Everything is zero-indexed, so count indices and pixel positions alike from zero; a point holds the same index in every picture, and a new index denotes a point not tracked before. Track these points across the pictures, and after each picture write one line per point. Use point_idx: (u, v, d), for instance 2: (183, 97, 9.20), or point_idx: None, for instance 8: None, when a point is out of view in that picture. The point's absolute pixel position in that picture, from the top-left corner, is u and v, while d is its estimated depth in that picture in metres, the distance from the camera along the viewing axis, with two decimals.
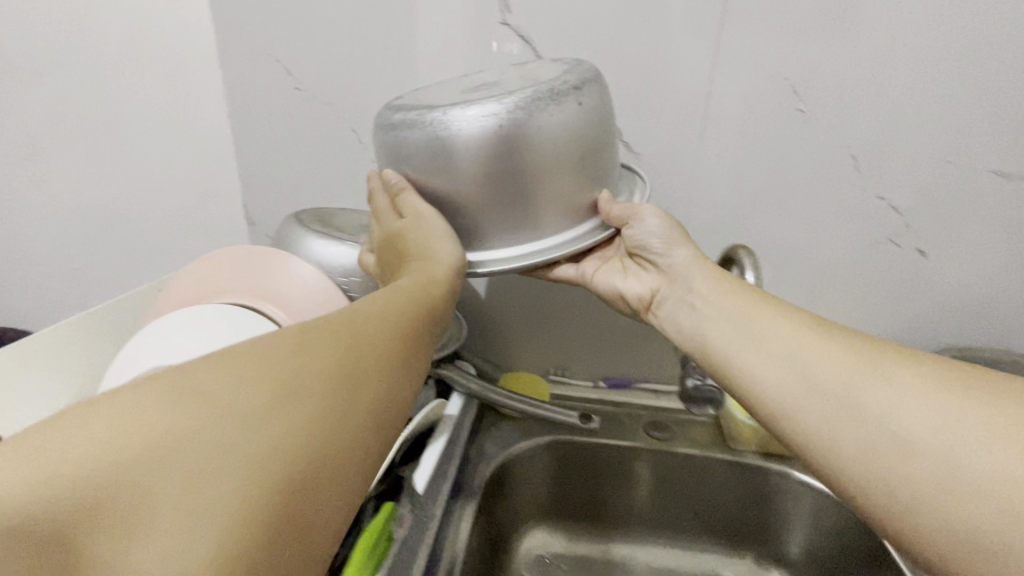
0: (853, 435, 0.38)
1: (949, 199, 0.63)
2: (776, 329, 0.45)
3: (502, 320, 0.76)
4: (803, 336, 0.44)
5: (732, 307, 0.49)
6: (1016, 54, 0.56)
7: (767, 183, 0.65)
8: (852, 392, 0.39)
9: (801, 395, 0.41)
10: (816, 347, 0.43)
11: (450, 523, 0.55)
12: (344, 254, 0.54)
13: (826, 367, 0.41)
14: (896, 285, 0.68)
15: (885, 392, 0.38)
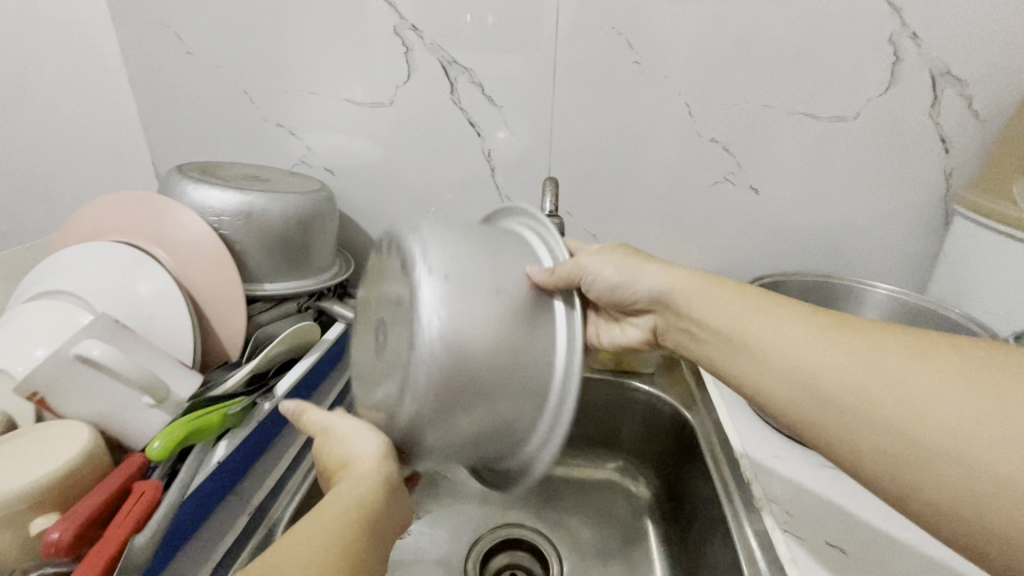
0: (835, 431, 0.36)
1: (778, 147, 0.72)
2: (762, 328, 0.42)
3: None
4: (800, 335, 0.40)
5: (730, 317, 0.45)
6: (854, 16, 0.64)
7: (613, 130, 0.73)
8: (857, 394, 0.36)
9: (814, 395, 0.38)
10: (806, 352, 0.39)
11: None
12: (227, 204, 0.59)
13: (825, 372, 0.37)
14: (737, 223, 0.77)
15: (888, 379, 0.35)
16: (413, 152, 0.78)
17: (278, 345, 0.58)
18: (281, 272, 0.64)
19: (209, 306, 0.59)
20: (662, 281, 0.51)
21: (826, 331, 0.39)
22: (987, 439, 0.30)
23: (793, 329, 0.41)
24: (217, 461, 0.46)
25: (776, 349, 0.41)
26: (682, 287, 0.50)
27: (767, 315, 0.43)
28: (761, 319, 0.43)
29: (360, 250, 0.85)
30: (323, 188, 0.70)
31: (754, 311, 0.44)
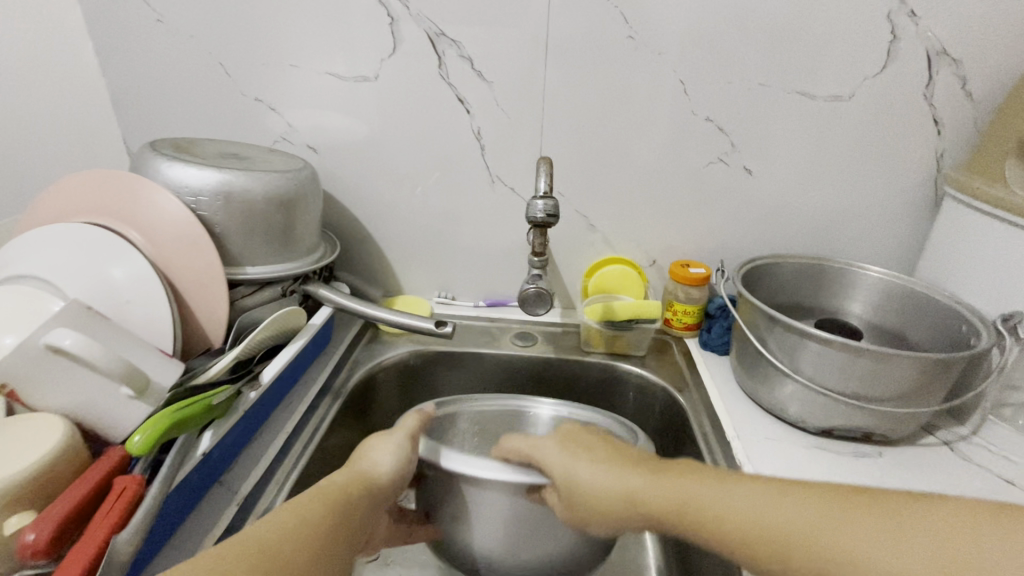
0: None
1: (773, 127, 0.71)
2: (724, 507, 0.38)
3: (472, 361, 0.77)
4: (757, 499, 0.37)
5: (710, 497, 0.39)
6: None
7: (606, 109, 0.72)
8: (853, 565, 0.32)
9: None
10: (776, 525, 0.35)
11: (312, 415, 0.61)
12: (203, 179, 0.56)
13: (810, 542, 0.34)
14: (731, 205, 0.76)
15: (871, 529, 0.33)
16: (400, 130, 0.75)
17: (262, 331, 0.56)
18: (267, 257, 0.61)
19: (189, 290, 0.56)
20: (647, 487, 0.41)
21: (779, 493, 0.37)
22: None
23: (753, 498, 0.37)
24: (203, 453, 0.45)
25: (743, 521, 0.37)
26: (648, 479, 0.42)
27: (730, 487, 0.39)
28: (707, 485, 0.39)
29: (345, 232, 0.83)
30: (305, 166, 0.67)
31: (704, 485, 0.40)
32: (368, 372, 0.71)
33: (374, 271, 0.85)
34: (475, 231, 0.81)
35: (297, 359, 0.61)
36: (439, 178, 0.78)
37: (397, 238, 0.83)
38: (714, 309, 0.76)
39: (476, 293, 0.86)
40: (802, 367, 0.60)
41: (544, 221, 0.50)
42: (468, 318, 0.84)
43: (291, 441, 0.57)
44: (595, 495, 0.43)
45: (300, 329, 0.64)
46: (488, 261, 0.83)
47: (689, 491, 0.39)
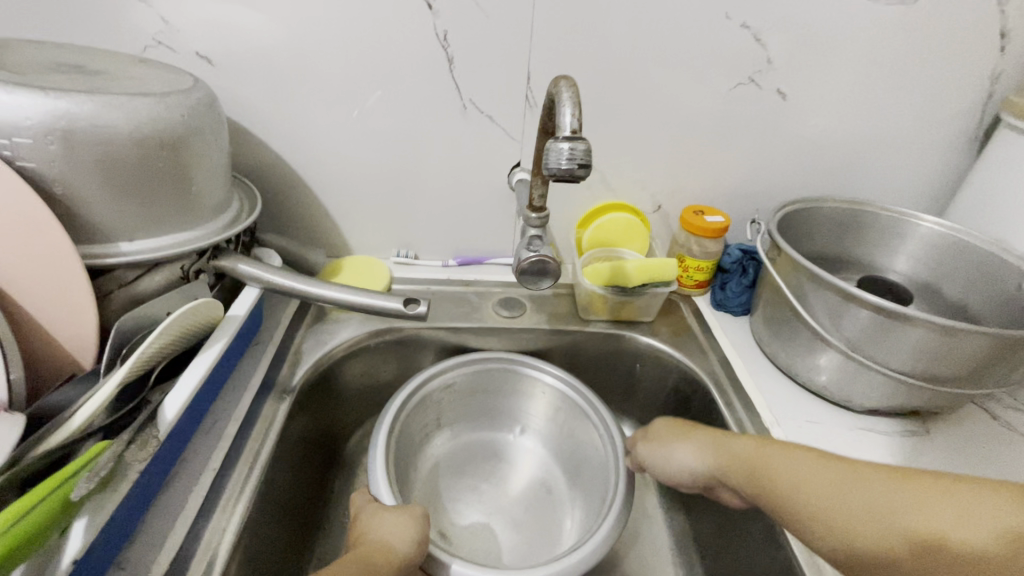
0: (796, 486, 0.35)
1: (821, 39, 0.56)
2: (778, 472, 0.37)
3: (448, 339, 0.63)
4: (813, 471, 0.36)
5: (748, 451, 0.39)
6: None
7: (616, 8, 0.54)
8: (893, 510, 0.31)
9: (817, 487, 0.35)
10: (822, 495, 0.34)
11: (250, 431, 0.46)
12: (13, 110, 0.35)
13: (835, 508, 0.33)
14: (757, 138, 0.62)
15: (911, 499, 0.31)
16: (331, 32, 0.54)
17: (156, 340, 0.38)
18: (152, 226, 0.42)
19: (30, 289, 0.37)
20: (717, 463, 0.41)
21: (844, 469, 0.35)
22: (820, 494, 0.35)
23: (814, 472, 0.35)
24: (73, 563, 0.29)
25: (793, 490, 0.35)
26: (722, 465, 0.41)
27: (794, 455, 0.37)
28: (776, 459, 0.38)
29: (265, 176, 0.62)
30: (196, 86, 0.46)
31: (773, 453, 0.38)
32: (318, 365, 0.55)
33: (311, 227, 0.66)
34: (442, 173, 0.63)
35: (218, 369, 0.44)
36: (392, 102, 0.58)
37: (339, 185, 0.63)
38: (730, 263, 0.65)
39: (445, 250, 0.70)
40: (855, 339, 0.50)
41: (573, 174, 0.35)
42: (437, 283, 0.68)
43: (224, 486, 0.42)
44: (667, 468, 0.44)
45: (218, 325, 0.46)
46: (459, 210, 0.66)
47: (759, 460, 0.38)
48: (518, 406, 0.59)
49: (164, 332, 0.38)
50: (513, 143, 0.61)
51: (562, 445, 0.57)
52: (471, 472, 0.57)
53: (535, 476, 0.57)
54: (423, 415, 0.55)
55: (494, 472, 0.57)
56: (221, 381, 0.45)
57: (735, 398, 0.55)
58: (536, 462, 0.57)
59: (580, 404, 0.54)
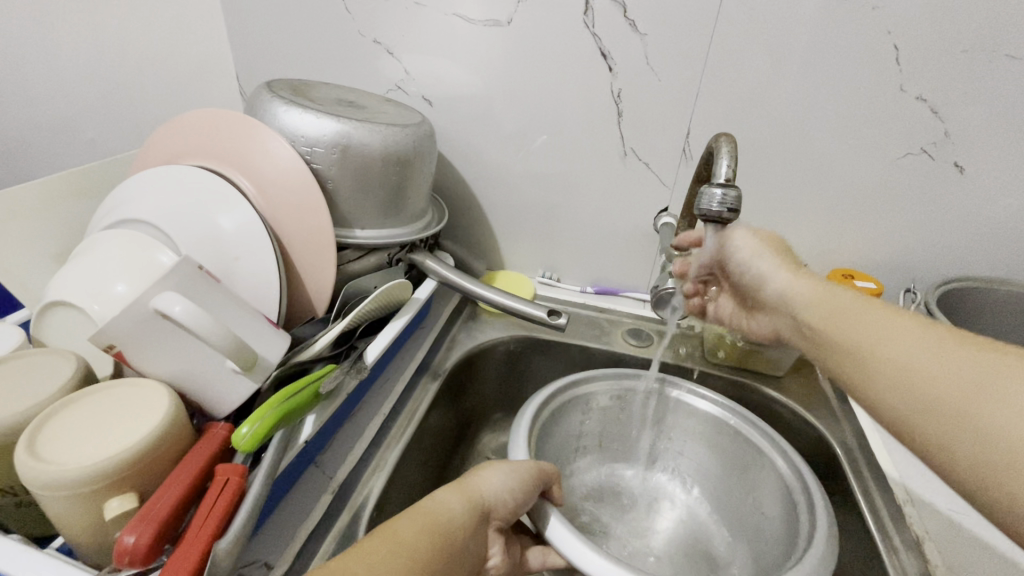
0: (916, 378, 0.32)
1: (1012, 117, 0.54)
2: (872, 322, 0.36)
3: (576, 356, 0.70)
4: (915, 331, 0.34)
5: (829, 304, 0.40)
6: None
7: (780, 77, 0.58)
8: (949, 385, 0.31)
9: (962, 384, 0.30)
10: (878, 335, 0.35)
11: (409, 396, 0.57)
12: (314, 129, 0.50)
13: (934, 374, 0.32)
14: (923, 209, 0.61)
15: (943, 367, 0.31)
16: (524, 86, 0.66)
17: (370, 303, 0.51)
18: (378, 220, 0.56)
19: (297, 252, 0.51)
20: (809, 294, 0.41)
21: (969, 352, 0.31)
22: (947, 377, 0.31)
23: (890, 331, 0.35)
24: (305, 440, 0.40)
25: (835, 334, 0.38)
26: (801, 288, 0.42)
27: (894, 323, 0.35)
28: (865, 316, 0.37)
29: (450, 195, 0.76)
30: (423, 121, 0.60)
31: (862, 313, 0.37)
32: (467, 353, 0.65)
33: (477, 240, 0.78)
34: (593, 208, 0.72)
35: (400, 337, 0.56)
36: (562, 145, 0.68)
37: (505, 210, 0.75)
38: None
39: (585, 278, 0.77)
40: None
41: (722, 216, 0.40)
42: (574, 305, 0.76)
43: (392, 429, 0.53)
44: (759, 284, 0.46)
45: (405, 304, 0.58)
46: (604, 244, 0.74)
47: (837, 302, 0.39)
48: (665, 443, 0.61)
49: (376, 298, 0.50)
50: (663, 189, 0.68)
51: (721, 493, 0.57)
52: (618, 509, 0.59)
53: (680, 528, 0.57)
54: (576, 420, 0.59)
55: (643, 519, 0.58)
56: (398, 348, 0.57)
57: (865, 470, 0.53)
58: (686, 513, 0.58)
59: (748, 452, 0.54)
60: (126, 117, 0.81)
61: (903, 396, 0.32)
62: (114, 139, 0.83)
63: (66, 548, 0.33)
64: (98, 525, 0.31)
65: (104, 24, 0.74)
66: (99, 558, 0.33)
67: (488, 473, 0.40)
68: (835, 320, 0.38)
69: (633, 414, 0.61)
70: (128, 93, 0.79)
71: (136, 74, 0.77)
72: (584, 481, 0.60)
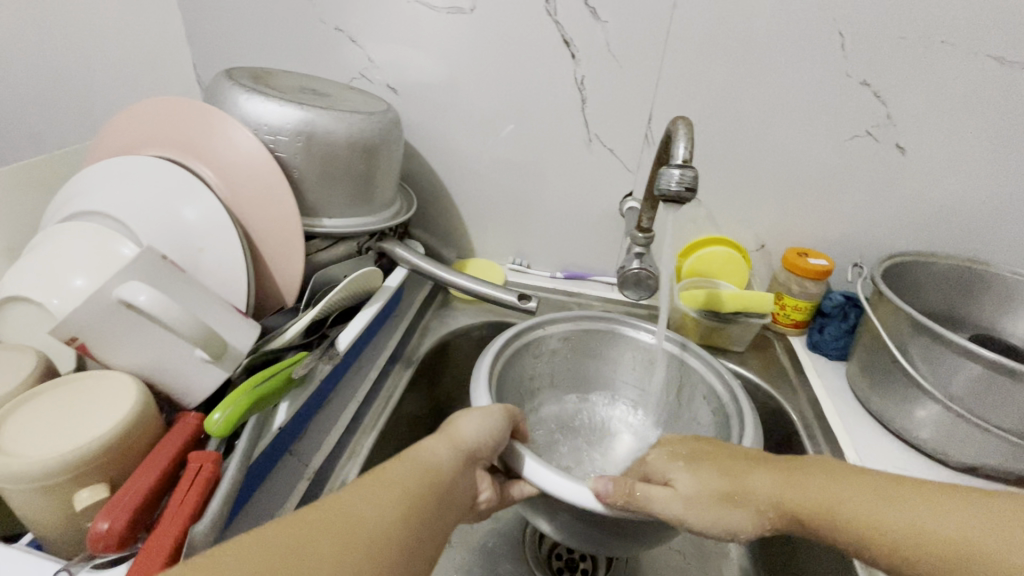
0: (914, 547, 0.31)
1: (946, 100, 0.58)
2: (831, 495, 0.34)
3: None
4: (866, 497, 0.34)
5: (789, 486, 0.35)
6: None
7: (734, 64, 0.60)
8: (949, 548, 0.30)
9: (939, 526, 0.31)
10: (872, 518, 0.33)
11: (383, 384, 0.57)
12: (276, 117, 0.50)
13: (925, 539, 0.31)
14: (868, 189, 0.64)
15: (958, 536, 0.31)
16: (488, 71, 0.66)
17: (340, 291, 0.51)
18: (346, 209, 0.56)
19: (264, 242, 0.51)
20: (770, 481, 0.36)
21: (914, 494, 0.33)
22: (937, 535, 0.31)
23: (861, 497, 0.34)
24: (279, 426, 0.40)
25: (849, 525, 0.33)
26: (785, 502, 0.35)
27: (834, 478, 0.35)
28: (817, 484, 0.35)
29: (418, 183, 0.76)
30: (388, 109, 0.60)
31: (811, 481, 0.35)
32: (440, 339, 0.66)
33: (447, 229, 0.79)
34: (561, 195, 0.73)
35: (372, 324, 0.56)
36: (529, 133, 0.69)
37: (474, 199, 0.76)
38: (831, 308, 0.65)
39: (555, 263, 0.79)
40: (950, 390, 0.50)
41: (680, 195, 0.42)
42: (544, 290, 0.78)
43: (367, 415, 0.53)
44: (732, 493, 0.36)
45: (376, 293, 0.59)
46: (572, 229, 0.75)
47: (801, 487, 0.35)
48: (617, 376, 0.63)
49: (344, 284, 0.50)
50: (628, 175, 0.70)
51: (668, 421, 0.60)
52: (556, 449, 0.60)
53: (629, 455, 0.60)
54: (535, 358, 0.60)
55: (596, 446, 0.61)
56: (371, 336, 0.57)
57: (819, 435, 0.57)
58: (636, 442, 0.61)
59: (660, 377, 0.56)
60: (77, 108, 0.78)
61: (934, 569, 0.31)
62: (65, 132, 0.80)
63: (34, 542, 0.33)
64: (67, 517, 0.31)
65: (49, 10, 0.71)
66: (71, 550, 0.33)
67: (467, 418, 0.40)
68: (804, 492, 0.35)
69: (583, 349, 0.63)
70: (79, 82, 0.76)
71: (88, 64, 0.75)
72: (540, 415, 0.62)
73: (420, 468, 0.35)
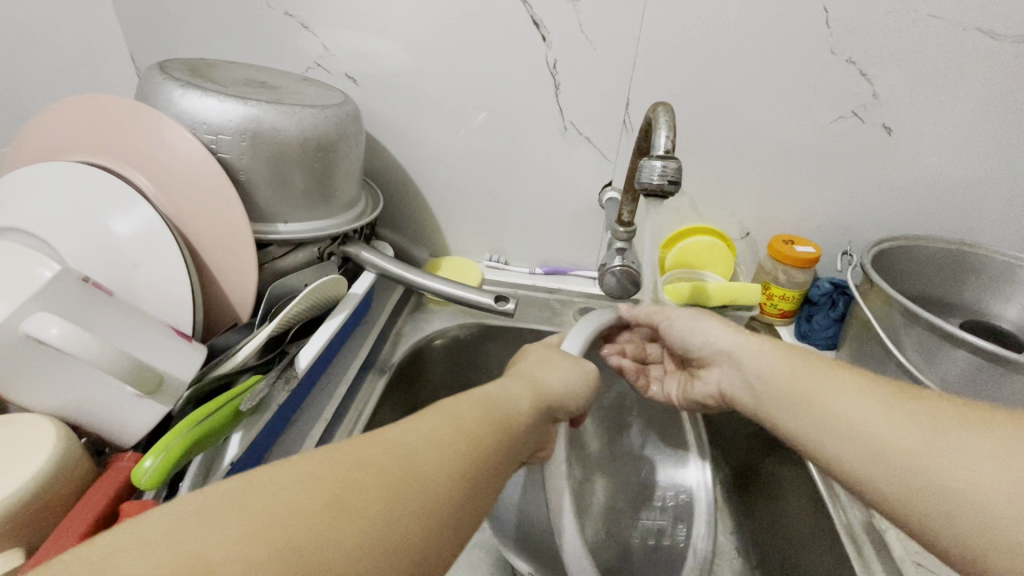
0: (866, 443, 0.34)
1: (933, 78, 0.56)
2: (830, 403, 0.37)
3: (528, 341, 0.68)
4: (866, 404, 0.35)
5: (797, 381, 0.39)
6: None
7: (715, 43, 0.57)
8: (877, 451, 0.33)
9: (897, 422, 0.33)
10: (861, 416, 0.35)
11: (353, 398, 0.53)
12: (216, 114, 0.45)
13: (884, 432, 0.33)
14: (854, 172, 0.62)
15: (906, 434, 0.32)
16: (453, 57, 0.62)
17: (298, 303, 0.46)
18: (303, 213, 0.51)
19: (213, 254, 0.46)
20: (779, 368, 0.41)
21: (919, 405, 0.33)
22: (898, 435, 0.33)
23: (856, 402, 0.35)
24: (231, 462, 0.36)
25: (838, 417, 0.36)
26: (792, 377, 0.40)
27: (839, 385, 0.37)
28: (831, 389, 0.37)
29: (385, 180, 0.71)
30: (346, 101, 0.55)
31: (822, 381, 0.38)
32: (414, 345, 0.62)
33: (419, 226, 0.75)
34: (537, 187, 0.69)
35: (339, 336, 0.51)
36: (500, 122, 0.65)
37: (445, 194, 0.71)
38: (819, 296, 0.63)
39: (533, 259, 0.75)
40: (946, 381, 0.48)
41: (663, 189, 0.38)
42: (523, 287, 0.74)
43: (336, 434, 0.49)
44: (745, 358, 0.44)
45: (341, 300, 0.54)
46: (549, 222, 0.72)
47: (807, 378, 0.39)
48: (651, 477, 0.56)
49: (303, 296, 0.45)
50: (606, 164, 0.66)
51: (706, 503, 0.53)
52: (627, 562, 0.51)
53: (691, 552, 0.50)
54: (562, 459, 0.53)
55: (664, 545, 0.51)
56: (338, 348, 0.53)
57: None
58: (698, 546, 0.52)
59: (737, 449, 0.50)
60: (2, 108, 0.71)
61: (863, 452, 0.34)
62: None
63: None
64: None
65: None
66: None
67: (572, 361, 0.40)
68: (812, 385, 0.38)
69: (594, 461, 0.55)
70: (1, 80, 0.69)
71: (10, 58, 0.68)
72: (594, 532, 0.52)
73: (489, 402, 0.32)
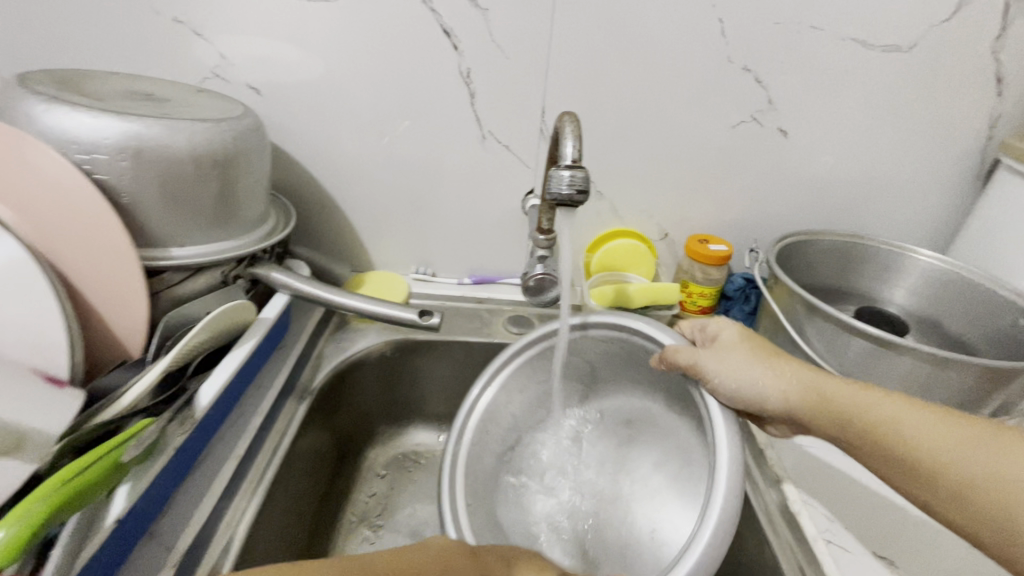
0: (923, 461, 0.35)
1: (818, 84, 0.60)
2: (873, 416, 0.38)
3: (460, 354, 0.67)
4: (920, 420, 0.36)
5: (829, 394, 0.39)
6: None
7: (622, 53, 0.59)
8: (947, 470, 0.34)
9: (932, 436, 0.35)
10: (910, 435, 0.36)
11: (270, 429, 0.50)
12: (87, 131, 0.40)
13: (933, 447, 0.35)
14: (757, 174, 0.66)
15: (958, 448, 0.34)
16: (363, 68, 0.60)
17: (197, 333, 0.42)
18: (200, 234, 0.47)
19: (94, 286, 0.42)
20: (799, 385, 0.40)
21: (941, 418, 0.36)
22: (950, 450, 0.34)
23: (893, 412, 0.37)
24: (115, 520, 0.32)
25: (887, 441, 0.37)
26: (823, 396, 0.39)
27: (873, 401, 0.38)
28: (860, 399, 0.38)
29: (299, 194, 0.68)
30: (246, 113, 0.51)
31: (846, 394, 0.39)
32: (338, 367, 0.59)
33: (339, 241, 0.71)
34: (459, 197, 0.68)
35: (248, 364, 0.48)
36: (417, 133, 0.64)
37: (365, 207, 0.69)
38: (733, 290, 0.67)
39: (461, 269, 0.74)
40: (846, 366, 0.52)
41: (572, 198, 0.39)
42: (451, 299, 0.73)
43: (250, 470, 0.45)
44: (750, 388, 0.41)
45: (251, 325, 0.51)
46: (474, 232, 0.71)
47: (830, 392, 0.39)
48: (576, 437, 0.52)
49: (199, 326, 0.41)
50: (527, 171, 0.66)
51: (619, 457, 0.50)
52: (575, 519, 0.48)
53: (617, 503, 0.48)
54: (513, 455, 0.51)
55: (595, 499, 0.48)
56: (250, 376, 0.50)
57: None
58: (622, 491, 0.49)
59: (676, 426, 0.46)
60: None
61: (939, 473, 0.34)
62: None
63: None
64: None
65: None
66: None
67: None
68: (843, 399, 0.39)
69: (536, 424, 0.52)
70: None
71: None
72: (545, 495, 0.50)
73: None
